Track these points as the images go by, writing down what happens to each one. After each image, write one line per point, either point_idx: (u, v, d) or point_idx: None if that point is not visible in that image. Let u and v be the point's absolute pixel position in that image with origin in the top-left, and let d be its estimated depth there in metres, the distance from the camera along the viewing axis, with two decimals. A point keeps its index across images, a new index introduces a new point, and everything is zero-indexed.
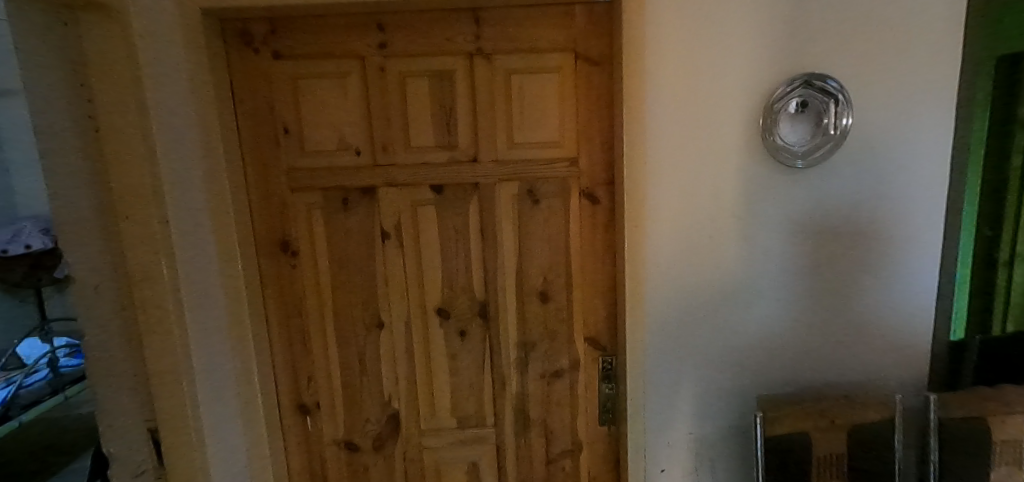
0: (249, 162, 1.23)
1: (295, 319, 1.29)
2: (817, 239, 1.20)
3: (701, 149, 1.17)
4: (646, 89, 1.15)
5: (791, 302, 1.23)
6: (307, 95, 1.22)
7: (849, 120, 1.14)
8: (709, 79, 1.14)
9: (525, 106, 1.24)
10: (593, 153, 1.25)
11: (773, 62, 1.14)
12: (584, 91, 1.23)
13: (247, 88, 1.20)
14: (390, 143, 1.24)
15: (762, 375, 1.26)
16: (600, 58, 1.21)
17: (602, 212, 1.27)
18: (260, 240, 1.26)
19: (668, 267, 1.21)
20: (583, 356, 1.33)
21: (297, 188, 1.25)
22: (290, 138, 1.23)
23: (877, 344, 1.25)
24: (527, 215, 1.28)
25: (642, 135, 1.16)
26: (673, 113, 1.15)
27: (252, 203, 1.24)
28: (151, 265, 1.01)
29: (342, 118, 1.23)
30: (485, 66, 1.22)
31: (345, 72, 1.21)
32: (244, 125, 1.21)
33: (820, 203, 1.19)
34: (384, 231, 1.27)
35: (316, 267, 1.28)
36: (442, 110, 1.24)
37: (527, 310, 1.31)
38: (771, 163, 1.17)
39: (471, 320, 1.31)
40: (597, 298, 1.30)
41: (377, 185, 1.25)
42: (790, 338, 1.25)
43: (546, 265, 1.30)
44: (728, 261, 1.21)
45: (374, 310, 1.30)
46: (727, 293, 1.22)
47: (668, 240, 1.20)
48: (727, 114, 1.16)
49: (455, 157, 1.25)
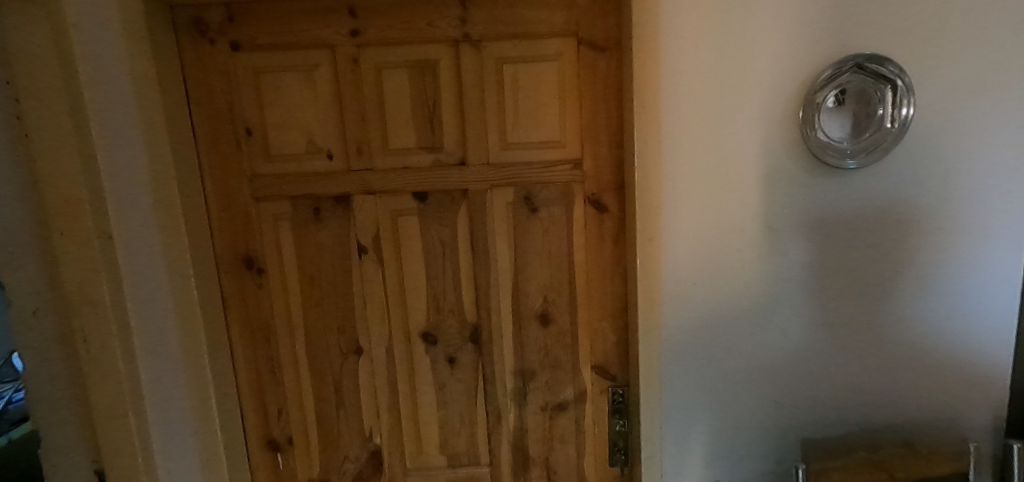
0: (208, 169, 1.08)
1: (263, 344, 1.15)
2: (871, 253, 1.00)
3: (727, 147, 0.98)
4: (660, 77, 0.96)
5: (839, 329, 1.03)
6: (271, 91, 1.07)
7: (911, 111, 0.94)
8: (737, 63, 0.95)
9: (520, 100, 1.07)
10: (599, 153, 1.07)
11: (816, 41, 0.94)
12: (588, 81, 1.05)
13: (203, 84, 1.06)
14: (365, 145, 1.08)
15: (803, 413, 1.06)
16: (606, 42, 1.04)
17: (611, 221, 1.09)
18: (222, 257, 1.11)
19: (688, 287, 1.02)
20: (589, 386, 1.16)
21: (263, 197, 1.10)
22: (254, 140, 1.08)
23: (944, 380, 1.04)
24: (523, 226, 1.11)
25: (656, 131, 0.98)
26: (692, 103, 0.97)
27: (212, 215, 1.10)
28: (92, 289, 0.86)
29: (311, 118, 1.08)
30: (473, 55, 1.05)
31: (313, 64, 1.06)
32: (201, 126, 1.07)
33: (873, 209, 0.98)
34: (361, 245, 1.12)
35: (286, 286, 1.13)
36: (425, 107, 1.08)
37: (525, 334, 1.15)
38: (814, 163, 0.97)
39: (461, 346, 1.15)
40: (606, 321, 1.13)
41: (352, 193, 1.10)
42: (837, 371, 1.05)
43: (546, 282, 1.13)
44: (761, 280, 1.02)
45: (351, 334, 1.15)
46: (761, 317, 1.03)
47: (689, 255, 1.01)
48: (759, 105, 0.96)
49: (440, 159, 1.09)
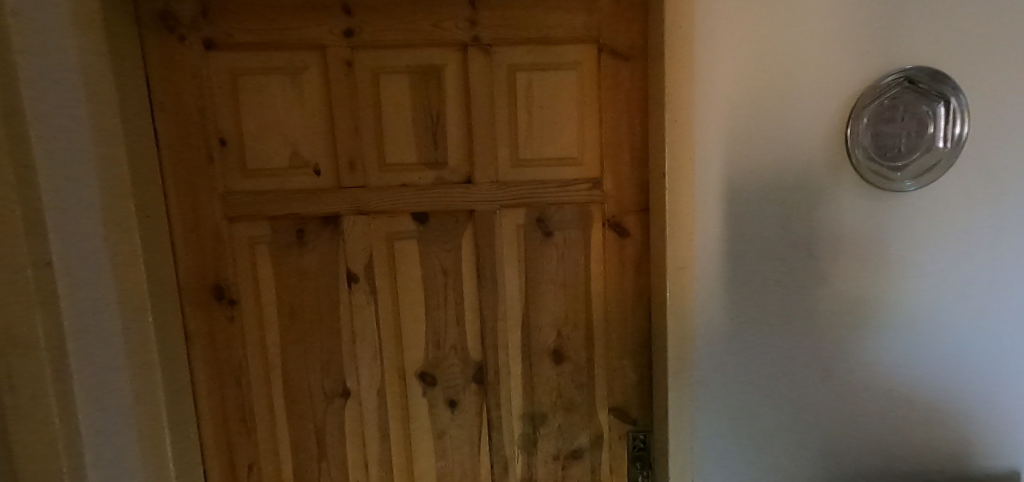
0: (171, 184, 0.92)
1: (232, 388, 0.98)
2: (919, 284, 0.92)
3: (765, 167, 0.89)
4: (696, 89, 0.87)
5: (885, 368, 0.94)
6: (249, 95, 0.93)
7: (962, 129, 0.88)
8: (777, 75, 0.87)
9: (535, 112, 0.96)
10: (621, 171, 0.97)
11: (863, 53, 0.86)
12: (610, 92, 0.95)
13: (169, 85, 0.91)
14: (359, 159, 0.95)
15: (847, 460, 0.97)
16: (631, 51, 0.94)
17: (633, 247, 0.98)
18: (186, 286, 0.95)
19: (722, 322, 0.92)
20: (607, 431, 1.04)
21: (237, 217, 0.95)
22: (228, 150, 0.94)
23: (990, 421, 0.97)
24: (535, 252, 0.99)
25: (689, 148, 0.88)
26: (730, 120, 0.88)
27: (176, 237, 0.93)
28: (24, 328, 0.70)
29: (296, 127, 0.94)
30: (483, 61, 0.94)
31: (301, 67, 0.93)
32: (166, 134, 0.91)
33: (921, 237, 0.91)
34: (351, 273, 0.98)
35: (262, 320, 0.98)
36: (427, 117, 0.96)
37: (536, 372, 1.02)
38: (860, 186, 0.89)
39: (464, 386, 1.02)
40: (627, 358, 1.01)
41: (342, 213, 0.96)
42: (882, 414, 0.95)
43: (560, 314, 1.01)
44: (801, 315, 0.93)
45: (338, 375, 1.00)
46: (801, 356, 0.94)
47: (723, 286, 0.91)
48: (802, 121, 0.88)
49: (444, 176, 0.97)
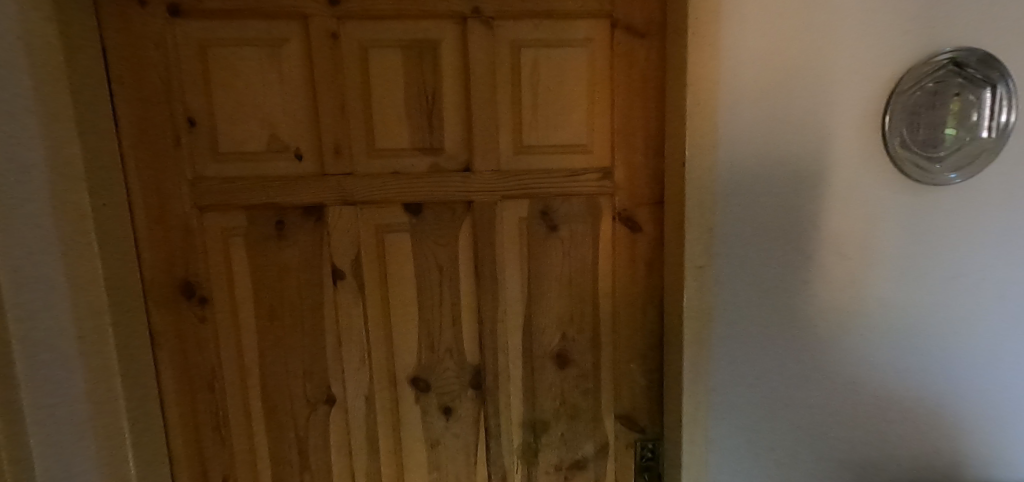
0: (133, 169, 0.82)
1: (204, 396, 0.89)
2: (953, 284, 0.86)
3: (795, 157, 0.81)
4: (723, 71, 0.78)
5: (913, 375, 0.88)
6: (221, 69, 0.82)
7: (1008, 118, 0.81)
8: (811, 55, 0.79)
9: (541, 93, 0.87)
10: (634, 160, 0.88)
11: (905, 32, 0.78)
12: (624, 73, 0.86)
13: (129, 56, 0.80)
14: (346, 143, 0.86)
15: (869, 472, 0.91)
16: (647, 27, 0.85)
17: (645, 243, 0.90)
18: (151, 284, 0.84)
19: (742, 326, 0.85)
20: (614, 440, 0.97)
21: (208, 206, 0.85)
22: (198, 131, 0.83)
23: (1017, 430, 0.92)
24: (539, 247, 0.91)
25: (712, 136, 0.80)
26: (759, 104, 0.79)
27: (139, 229, 0.83)
28: None
29: (274, 106, 0.84)
30: (484, 35, 0.85)
31: (280, 39, 0.83)
32: (126, 111, 0.81)
33: (957, 236, 0.84)
34: (337, 269, 0.89)
35: (238, 320, 0.88)
36: (422, 97, 0.86)
37: (538, 377, 0.94)
38: (895, 180, 0.82)
39: (460, 392, 0.94)
40: (636, 362, 0.94)
41: (326, 203, 0.87)
42: (908, 424, 0.89)
43: (565, 315, 0.93)
44: (827, 320, 0.86)
45: (322, 380, 0.91)
46: (825, 362, 0.87)
47: (745, 287, 0.84)
48: (836, 107, 0.80)
49: (440, 163, 0.88)
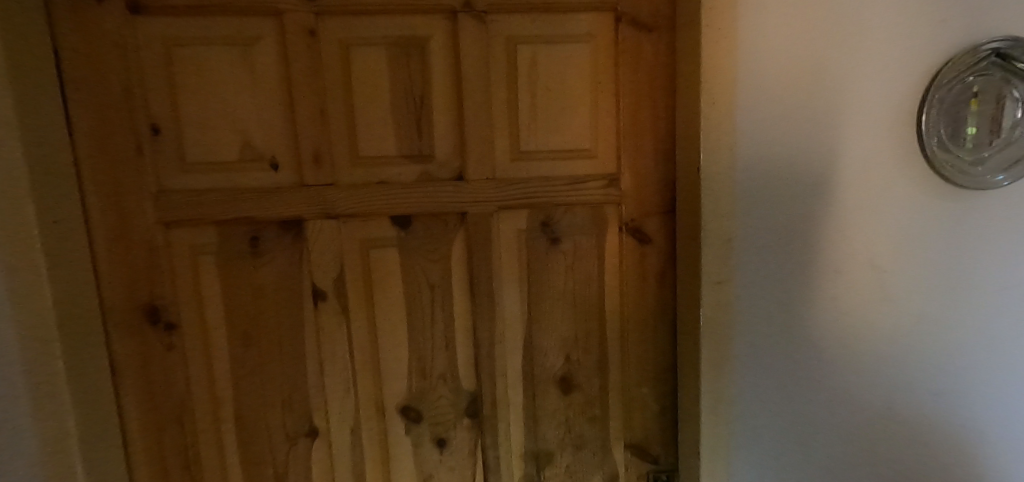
0: (90, 182, 0.74)
1: (172, 431, 0.81)
2: (997, 298, 0.78)
3: (822, 161, 0.73)
4: (741, 66, 0.71)
5: (953, 399, 0.80)
6: (187, 71, 0.75)
7: None
8: (837, 48, 0.71)
9: (540, 94, 0.80)
10: (641, 165, 0.81)
11: (940, 21, 0.71)
12: (630, 71, 0.79)
13: (84, 58, 0.72)
14: (326, 150, 0.78)
15: None
16: (654, 20, 0.78)
17: (655, 256, 0.82)
18: (112, 308, 0.77)
19: (766, 346, 0.77)
20: (624, 471, 0.88)
21: (174, 222, 0.77)
22: (163, 140, 0.76)
23: None
24: (540, 262, 0.83)
25: (730, 138, 0.72)
26: (781, 103, 0.72)
27: (98, 248, 0.75)
28: None
29: (247, 111, 0.77)
30: (477, 31, 0.77)
31: (252, 37, 0.75)
32: (82, 118, 0.73)
33: (1000, 245, 0.77)
34: (318, 289, 0.81)
35: (209, 347, 0.80)
36: (409, 100, 0.79)
37: (541, 404, 0.86)
38: (932, 185, 0.74)
39: (455, 422, 0.86)
40: (648, 387, 0.86)
41: (305, 217, 0.79)
42: (950, 453, 0.81)
43: (568, 336, 0.85)
44: (860, 340, 0.78)
45: (304, 411, 0.83)
46: (856, 386, 0.79)
47: (768, 305, 0.76)
48: (866, 106, 0.72)
49: (430, 172, 0.80)
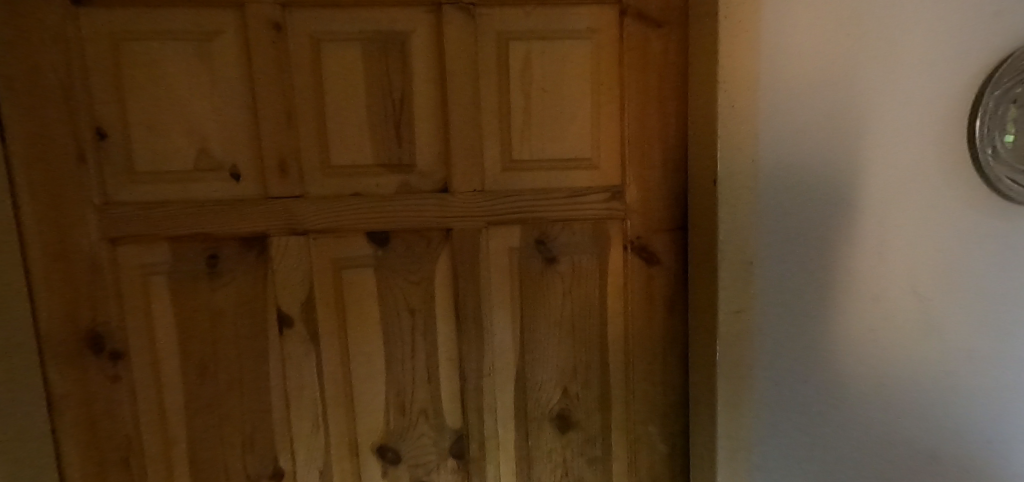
0: (26, 194, 0.66)
1: (119, 473, 0.72)
2: None
3: (856, 173, 0.64)
4: (764, 65, 0.62)
5: (1004, 445, 0.70)
6: (137, 69, 0.67)
7: None
8: (875, 44, 0.62)
9: (535, 96, 0.71)
10: (649, 176, 0.72)
11: (991, 15, 0.62)
12: (636, 70, 0.70)
13: (20, 54, 0.64)
14: (294, 158, 0.70)
15: None
16: (663, 13, 0.69)
17: (664, 278, 0.73)
18: (50, 336, 0.68)
19: (792, 384, 0.67)
20: None
21: (123, 238, 0.68)
22: (110, 147, 0.67)
23: None
24: (534, 284, 0.74)
25: (751, 147, 0.63)
26: (810, 107, 0.63)
27: (34, 268, 0.67)
28: None
29: (205, 114, 0.68)
30: (464, 25, 0.69)
31: (211, 31, 0.67)
32: (16, 121, 0.65)
33: None
34: (284, 313, 0.72)
35: (160, 379, 0.71)
36: (388, 103, 0.70)
37: (534, 443, 0.77)
38: (981, 201, 0.65)
39: (438, 463, 0.76)
40: (655, 425, 0.76)
41: (269, 233, 0.70)
42: None
43: (566, 367, 0.76)
44: (898, 377, 0.68)
45: (268, 450, 0.74)
46: (894, 429, 0.69)
47: (794, 337, 0.66)
48: (906, 110, 0.63)
49: (410, 183, 0.71)
